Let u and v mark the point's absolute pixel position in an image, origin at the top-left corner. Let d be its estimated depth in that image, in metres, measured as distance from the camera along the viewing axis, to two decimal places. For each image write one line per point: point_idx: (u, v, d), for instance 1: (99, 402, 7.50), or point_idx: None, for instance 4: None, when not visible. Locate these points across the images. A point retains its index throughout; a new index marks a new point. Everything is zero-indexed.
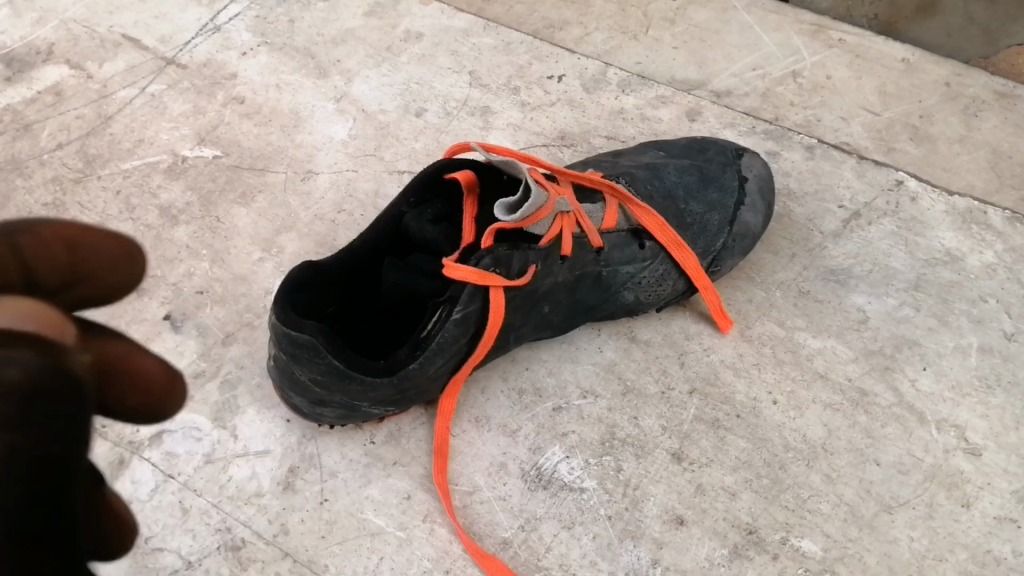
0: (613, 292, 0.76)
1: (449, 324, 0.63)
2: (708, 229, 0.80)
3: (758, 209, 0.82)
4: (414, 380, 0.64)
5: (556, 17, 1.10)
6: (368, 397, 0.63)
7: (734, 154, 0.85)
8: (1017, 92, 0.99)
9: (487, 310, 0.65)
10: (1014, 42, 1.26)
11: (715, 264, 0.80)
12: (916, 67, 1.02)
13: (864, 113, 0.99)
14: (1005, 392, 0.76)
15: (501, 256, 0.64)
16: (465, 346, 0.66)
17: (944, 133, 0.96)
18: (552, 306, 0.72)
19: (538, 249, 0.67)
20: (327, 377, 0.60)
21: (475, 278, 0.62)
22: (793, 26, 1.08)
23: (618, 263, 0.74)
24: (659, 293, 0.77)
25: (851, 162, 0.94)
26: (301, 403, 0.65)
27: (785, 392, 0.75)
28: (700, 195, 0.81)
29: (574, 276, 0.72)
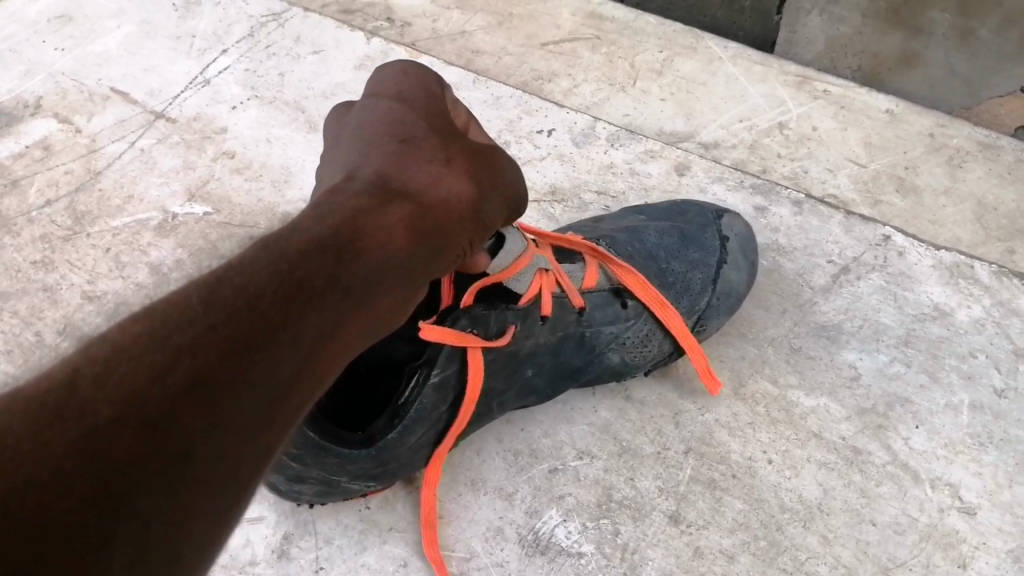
0: (597, 352, 0.77)
1: (427, 389, 0.65)
2: (691, 287, 0.81)
3: (740, 268, 0.83)
4: (391, 449, 0.65)
5: (545, 69, 1.11)
6: (346, 470, 0.64)
7: (714, 215, 0.86)
8: (1001, 142, 1.00)
9: (464, 376, 0.67)
10: (996, 93, 1.29)
11: (701, 324, 0.81)
12: (900, 119, 1.04)
13: (850, 165, 1.00)
14: (997, 450, 0.77)
15: (477, 316, 0.66)
16: (445, 414, 0.68)
17: (930, 185, 0.98)
18: (535, 369, 0.74)
19: (517, 308, 0.70)
20: (304, 451, 0.60)
21: (454, 339, 0.64)
22: (778, 78, 1.09)
23: (599, 324, 0.77)
24: (645, 353, 0.79)
25: (838, 218, 0.95)
26: (278, 477, 0.64)
27: (779, 451, 0.77)
28: (682, 254, 0.82)
29: (556, 336, 0.74)
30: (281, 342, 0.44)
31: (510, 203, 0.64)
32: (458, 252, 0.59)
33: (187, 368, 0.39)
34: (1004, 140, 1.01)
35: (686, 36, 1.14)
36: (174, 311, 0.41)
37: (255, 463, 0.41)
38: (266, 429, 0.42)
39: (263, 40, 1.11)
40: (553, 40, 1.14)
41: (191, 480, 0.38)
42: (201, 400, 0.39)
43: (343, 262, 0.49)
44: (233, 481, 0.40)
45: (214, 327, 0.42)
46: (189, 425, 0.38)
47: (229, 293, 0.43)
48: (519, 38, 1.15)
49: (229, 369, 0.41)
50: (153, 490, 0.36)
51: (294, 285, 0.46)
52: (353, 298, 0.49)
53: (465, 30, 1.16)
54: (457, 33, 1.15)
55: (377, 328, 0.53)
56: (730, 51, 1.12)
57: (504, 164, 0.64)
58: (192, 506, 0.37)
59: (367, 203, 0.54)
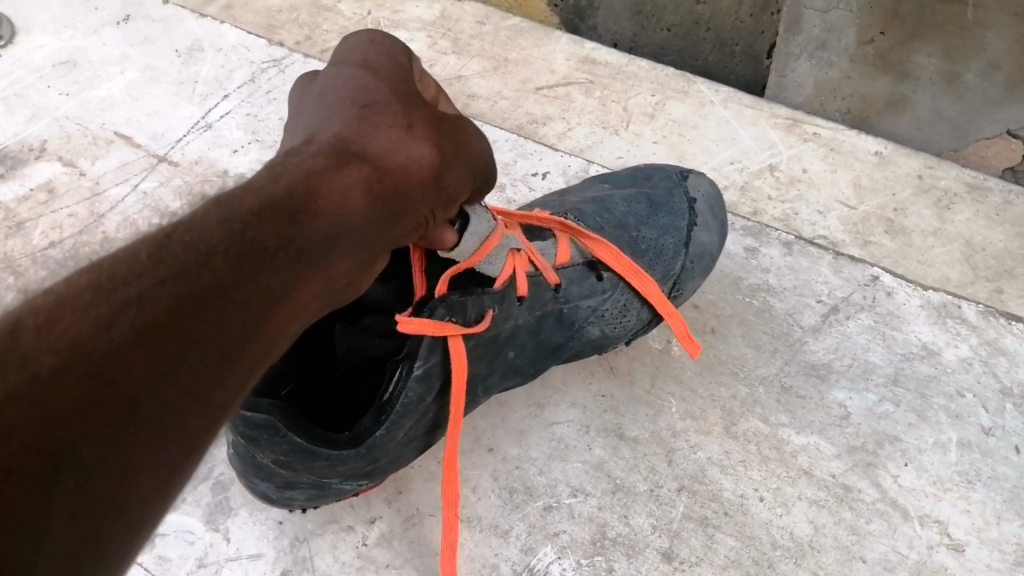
0: (578, 328, 0.84)
1: (411, 381, 0.68)
2: (664, 253, 0.89)
3: (710, 228, 0.91)
4: (381, 444, 0.69)
5: (540, 113, 1.14)
6: (338, 471, 0.68)
7: (680, 179, 0.95)
8: (988, 184, 1.02)
9: (449, 362, 0.70)
10: (983, 135, 1.31)
11: (677, 288, 0.89)
12: (890, 161, 1.06)
13: (840, 207, 1.02)
14: (985, 487, 0.79)
15: (457, 302, 0.69)
16: (430, 402, 0.72)
17: (918, 227, 1.00)
18: (517, 351, 0.79)
19: (495, 292, 0.74)
20: (292, 456, 0.63)
21: (434, 329, 0.67)
22: (769, 121, 1.11)
23: (577, 298, 0.82)
24: (623, 324, 0.86)
25: (827, 259, 0.97)
26: (267, 487, 0.71)
27: (771, 489, 0.80)
28: (651, 221, 0.90)
29: (538, 314, 0.79)
30: (232, 299, 0.47)
31: (478, 172, 0.69)
32: (422, 217, 0.63)
33: (133, 320, 0.43)
34: (992, 181, 1.03)
35: (678, 80, 1.16)
36: (125, 267, 0.45)
37: (207, 409, 0.45)
38: (216, 379, 0.46)
39: (264, 85, 1.13)
40: (547, 84, 1.17)
41: (139, 428, 0.41)
42: (147, 351, 0.42)
43: (298, 223, 0.52)
44: (184, 430, 0.43)
45: (162, 282, 0.45)
46: (136, 377, 0.41)
47: (180, 248, 0.47)
48: (514, 82, 1.18)
49: (177, 321, 0.44)
50: (99, 438, 0.39)
51: (246, 243, 0.49)
52: (308, 263, 0.52)
53: (462, 75, 1.19)
54: (454, 77, 1.19)
55: (332, 293, 0.56)
56: (721, 95, 1.15)
57: (470, 133, 0.68)
58: (140, 453, 0.41)
59: (323, 164, 0.57)
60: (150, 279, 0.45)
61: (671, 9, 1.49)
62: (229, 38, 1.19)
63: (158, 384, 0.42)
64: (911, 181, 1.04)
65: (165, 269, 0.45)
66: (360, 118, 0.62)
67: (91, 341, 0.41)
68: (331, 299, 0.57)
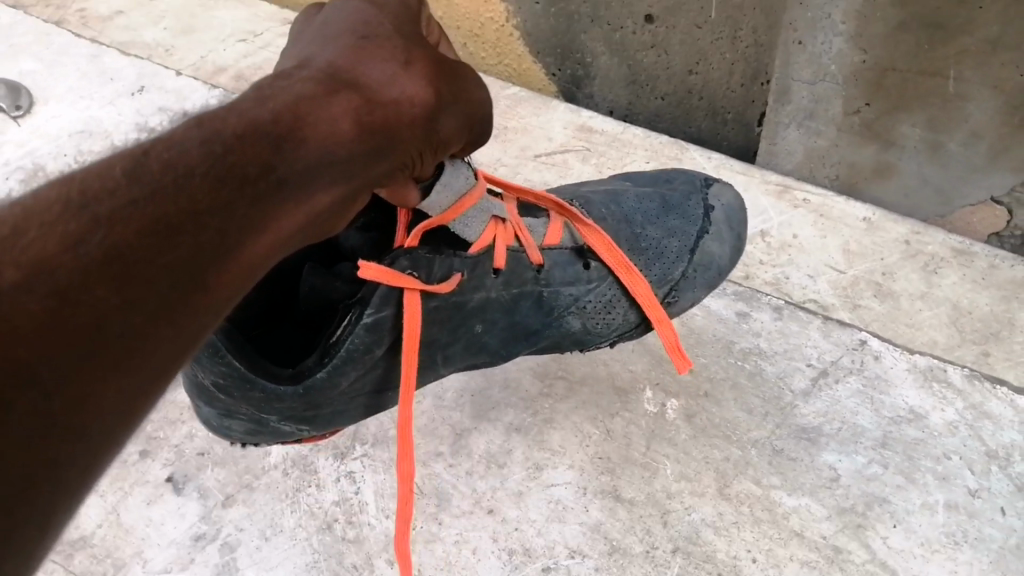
0: (558, 313, 0.95)
1: (358, 328, 0.78)
2: (667, 254, 0.99)
3: (723, 239, 1.02)
4: (320, 387, 0.79)
5: (538, 178, 1.20)
6: (275, 406, 0.79)
7: (702, 185, 1.06)
8: (974, 249, 1.08)
9: (397, 319, 0.80)
10: (968, 203, 1.34)
11: (674, 293, 0.99)
12: (878, 226, 1.13)
13: (830, 271, 1.08)
14: (971, 547, 0.84)
15: (418, 260, 0.81)
16: (379, 354, 0.82)
17: (907, 290, 1.06)
18: (485, 322, 0.90)
19: (465, 258, 0.85)
20: (232, 380, 0.75)
21: (389, 279, 0.77)
22: (761, 187, 1.18)
23: (558, 279, 0.93)
24: (607, 317, 0.97)
25: (817, 324, 1.03)
26: (211, 413, 0.84)
27: (763, 550, 0.85)
28: (662, 222, 1.01)
29: (515, 288, 0.91)
30: (206, 224, 0.54)
31: (471, 118, 0.76)
32: (412, 156, 0.70)
33: (107, 240, 0.50)
34: (978, 247, 1.09)
35: (670, 149, 1.23)
36: (101, 184, 0.53)
37: (183, 318, 0.53)
38: (193, 289, 0.54)
39: None
40: (545, 152, 1.26)
41: (105, 340, 0.48)
42: (117, 269, 0.50)
43: (280, 151, 0.60)
44: (156, 336, 0.51)
45: (136, 201, 0.53)
46: (101, 295, 0.49)
47: (156, 168, 0.55)
48: (513, 149, 1.24)
49: (147, 243, 0.52)
50: (70, 354, 0.47)
51: (224, 166, 0.57)
52: (281, 196, 0.59)
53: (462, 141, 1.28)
54: None
55: (314, 220, 0.64)
56: (713, 161, 1.23)
57: (471, 83, 0.76)
58: (111, 366, 0.49)
59: (311, 94, 0.64)
60: (125, 197, 0.53)
61: (665, 78, 1.54)
62: None
63: (124, 307, 0.50)
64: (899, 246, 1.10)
65: (140, 189, 0.53)
66: (353, 53, 0.70)
67: (56, 261, 0.48)
68: (316, 230, 0.65)
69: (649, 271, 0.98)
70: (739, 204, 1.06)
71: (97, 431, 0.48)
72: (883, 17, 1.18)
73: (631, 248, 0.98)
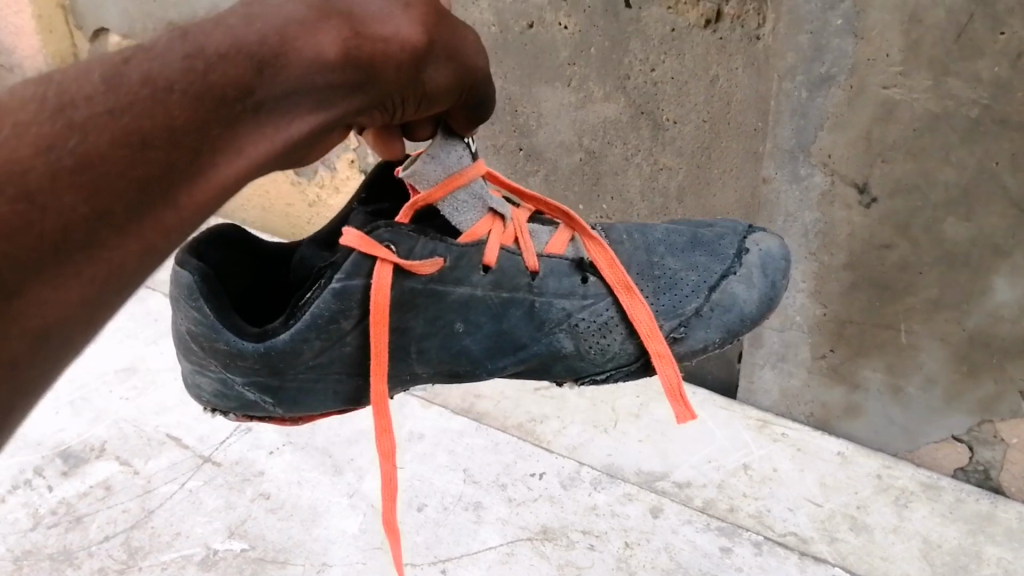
0: (550, 328, 0.95)
1: (328, 294, 0.84)
2: (681, 287, 0.98)
3: (751, 284, 1.00)
4: (283, 351, 0.84)
5: (538, 411, 1.48)
6: (238, 367, 0.84)
7: (744, 231, 1.06)
8: (941, 483, 1.32)
9: (367, 292, 0.85)
10: (932, 438, 1.39)
11: (685, 329, 0.98)
12: (851, 460, 1.37)
13: (809, 504, 1.27)
14: None
15: (401, 235, 0.86)
16: (349, 328, 0.86)
17: (881, 522, 1.23)
18: (469, 325, 0.92)
19: (454, 245, 0.89)
20: (201, 328, 0.83)
21: (362, 245, 0.83)
22: (743, 420, 1.45)
23: (553, 288, 0.95)
24: (601, 341, 0.96)
25: (793, 558, 1.16)
26: (187, 369, 0.89)
27: None
28: (688, 258, 1.01)
29: (506, 291, 0.93)
30: (177, 139, 0.61)
31: (469, 83, 0.82)
32: (399, 100, 0.77)
33: (81, 148, 0.56)
34: (943, 480, 1.32)
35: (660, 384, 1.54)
36: (82, 89, 0.58)
37: (147, 224, 0.61)
38: (162, 201, 0.62)
39: None
40: (545, 385, 1.54)
41: (81, 234, 0.57)
42: (91, 174, 0.57)
43: (259, 77, 0.65)
44: (125, 242, 0.60)
45: (112, 112, 0.58)
46: (78, 196, 0.56)
47: (139, 82, 0.60)
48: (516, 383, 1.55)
49: (121, 153, 0.58)
50: (45, 249, 0.55)
51: (204, 85, 0.62)
52: (256, 120, 0.67)
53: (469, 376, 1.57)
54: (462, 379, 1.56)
55: (289, 151, 0.70)
56: (698, 396, 1.52)
57: (471, 41, 0.80)
58: (78, 265, 0.57)
59: (302, 19, 0.68)
60: (105, 106, 0.58)
61: None
62: None
63: (95, 216, 0.57)
64: (872, 479, 1.33)
65: (120, 98, 0.59)
66: None
67: (29, 164, 0.54)
68: (289, 156, 0.72)
69: (657, 299, 0.97)
70: (782, 255, 1.04)
71: (64, 330, 0.59)
72: (837, 278, 1.34)
73: (642, 274, 0.99)
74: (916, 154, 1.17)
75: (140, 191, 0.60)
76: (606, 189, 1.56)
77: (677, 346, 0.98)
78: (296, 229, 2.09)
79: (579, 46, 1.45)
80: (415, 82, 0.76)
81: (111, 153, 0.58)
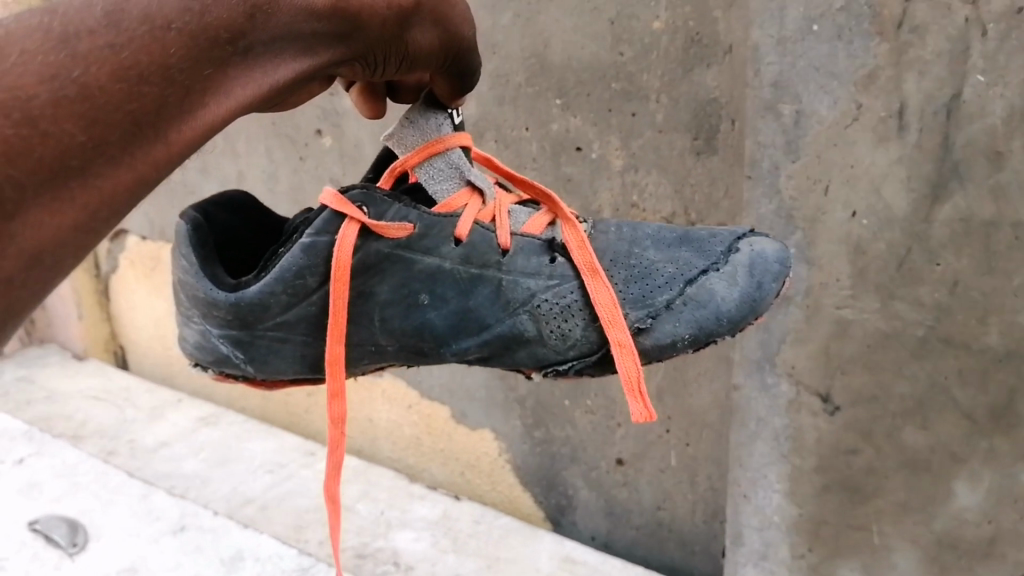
0: (514, 308, 0.99)
1: (297, 249, 0.95)
2: (655, 282, 0.99)
3: (733, 283, 0.99)
4: (254, 302, 0.96)
5: None
6: (215, 316, 0.96)
7: (741, 233, 1.06)
8: None
9: (331, 250, 0.96)
10: None
11: (653, 321, 0.98)
12: None
13: None
14: None
15: (375, 199, 0.96)
16: (314, 287, 0.96)
17: None
18: (435, 299, 0.99)
19: (423, 214, 0.98)
20: (190, 272, 0.96)
21: (335, 202, 0.94)
22: None
23: (520, 263, 1.00)
24: (562, 325, 0.99)
25: None
26: (181, 323, 1.02)
27: None
28: (672, 255, 1.02)
29: (475, 267, 0.99)
30: (172, 76, 0.71)
31: (453, 49, 0.95)
32: (381, 57, 0.89)
33: (84, 78, 0.66)
34: None
35: None
36: (84, 22, 0.67)
37: (137, 155, 0.71)
38: (155, 135, 0.72)
39: None
40: None
41: (81, 155, 0.67)
42: (89, 105, 0.67)
43: (248, 25, 0.76)
44: (117, 169, 0.70)
45: (113, 45, 0.68)
46: (75, 122, 0.66)
47: (139, 21, 0.69)
48: None
49: (118, 87, 0.68)
50: (43, 173, 0.65)
51: (200, 27, 0.72)
52: (243, 64, 0.77)
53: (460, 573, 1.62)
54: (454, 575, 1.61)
55: (273, 93, 0.81)
56: None
57: (458, 11, 0.93)
58: (74, 187, 0.68)
59: None
60: (106, 40, 0.68)
61: (638, 511, 1.70)
62: (265, 546, 1.71)
63: (90, 141, 0.67)
64: None
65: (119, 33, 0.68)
66: None
67: (33, 91, 0.64)
68: (276, 97, 0.83)
69: (626, 288, 0.99)
70: (776, 258, 1.02)
71: (58, 251, 0.69)
72: (810, 479, 1.35)
73: (616, 262, 1.01)
74: (870, 366, 1.26)
75: (135, 121, 0.70)
76: (590, 386, 1.67)
77: (643, 338, 0.98)
78: (294, 418, 2.28)
79: None
80: (392, 41, 0.88)
81: (110, 85, 0.68)
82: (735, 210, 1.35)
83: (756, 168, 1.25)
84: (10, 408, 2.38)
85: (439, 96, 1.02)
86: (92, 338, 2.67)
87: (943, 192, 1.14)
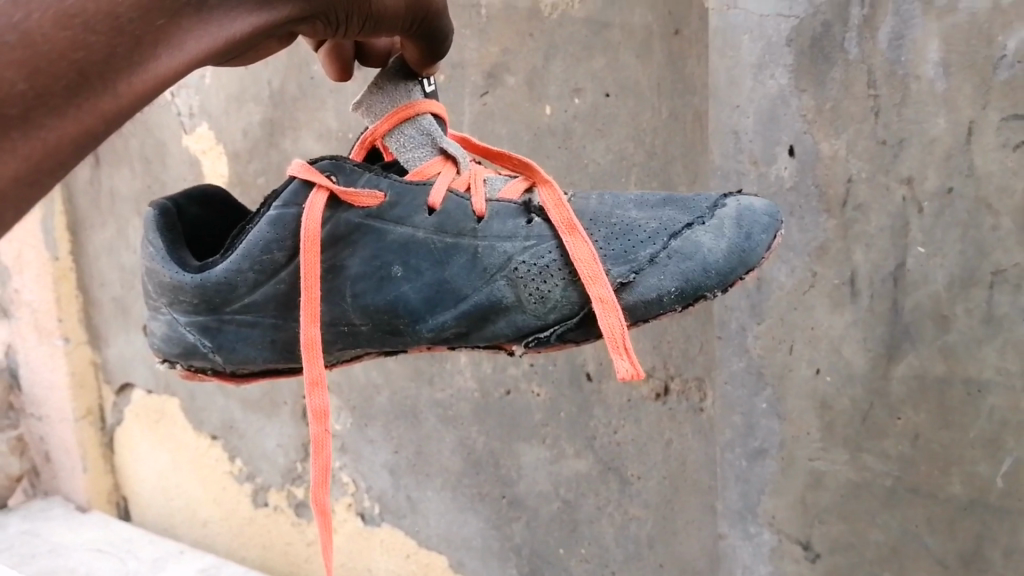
0: (490, 275, 0.92)
1: (264, 224, 0.94)
2: (637, 237, 0.92)
3: (721, 234, 0.91)
4: (218, 283, 0.94)
5: None
6: (183, 300, 0.96)
7: (730, 194, 0.99)
8: None
9: (299, 222, 0.94)
10: None
11: (637, 275, 0.90)
12: None
13: None
14: None
15: (343, 168, 0.95)
16: (282, 261, 0.94)
17: None
18: (408, 269, 0.94)
19: (397, 179, 0.95)
20: (156, 257, 0.97)
21: (303, 171, 0.93)
22: None
23: (499, 225, 0.93)
24: (540, 287, 0.91)
25: None
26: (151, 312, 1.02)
27: None
28: (656, 212, 0.95)
29: (450, 236, 0.93)
30: (123, 28, 0.63)
31: (421, 13, 0.92)
32: (342, 15, 0.83)
33: (26, 25, 0.58)
34: None
35: None
36: None
37: (85, 106, 0.63)
38: (104, 87, 0.63)
39: None
40: None
41: (22, 105, 0.59)
42: (32, 54, 0.58)
43: None
44: (60, 123, 0.61)
45: None
46: (16, 73, 0.58)
47: None
48: None
49: (63, 35, 0.60)
50: None
51: None
52: (197, 15, 0.69)
53: None
54: None
55: (229, 47, 0.73)
56: None
57: None
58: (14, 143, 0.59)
59: None
60: None
61: None
62: None
63: (31, 93, 0.59)
64: None
65: None
66: None
67: None
68: (231, 52, 0.75)
69: (607, 245, 0.92)
70: (766, 214, 0.94)
71: None
72: None
73: (596, 221, 0.94)
74: (847, 516, 1.31)
75: (85, 73, 0.62)
76: (582, 534, 1.71)
77: (626, 297, 0.90)
78: (293, 567, 2.30)
79: (550, 410, 1.69)
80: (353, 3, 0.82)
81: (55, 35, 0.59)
82: (710, 365, 1.46)
83: (725, 329, 1.35)
84: (14, 562, 2.42)
85: (408, 65, 1.01)
86: (97, 489, 2.70)
87: (898, 352, 1.22)
